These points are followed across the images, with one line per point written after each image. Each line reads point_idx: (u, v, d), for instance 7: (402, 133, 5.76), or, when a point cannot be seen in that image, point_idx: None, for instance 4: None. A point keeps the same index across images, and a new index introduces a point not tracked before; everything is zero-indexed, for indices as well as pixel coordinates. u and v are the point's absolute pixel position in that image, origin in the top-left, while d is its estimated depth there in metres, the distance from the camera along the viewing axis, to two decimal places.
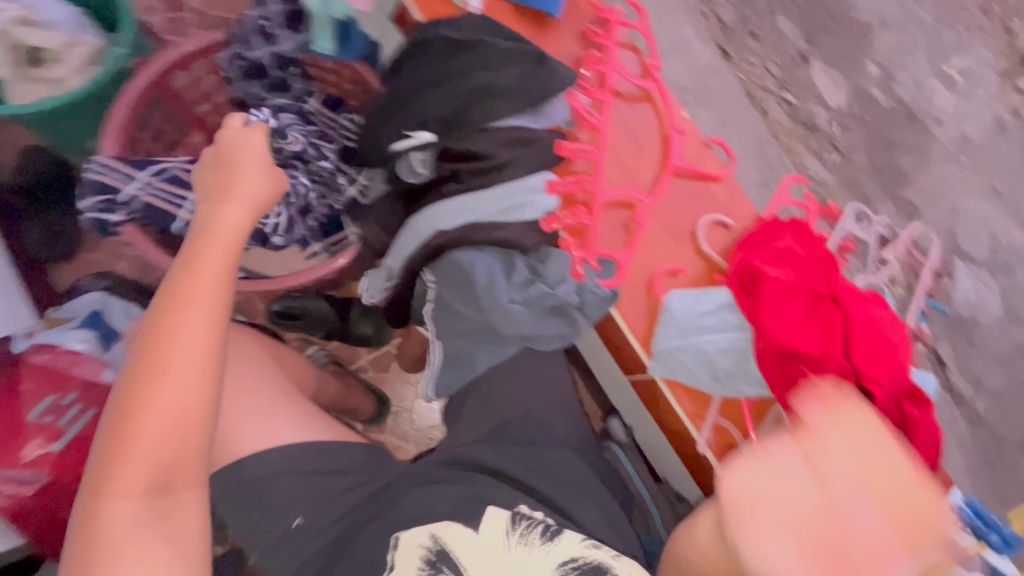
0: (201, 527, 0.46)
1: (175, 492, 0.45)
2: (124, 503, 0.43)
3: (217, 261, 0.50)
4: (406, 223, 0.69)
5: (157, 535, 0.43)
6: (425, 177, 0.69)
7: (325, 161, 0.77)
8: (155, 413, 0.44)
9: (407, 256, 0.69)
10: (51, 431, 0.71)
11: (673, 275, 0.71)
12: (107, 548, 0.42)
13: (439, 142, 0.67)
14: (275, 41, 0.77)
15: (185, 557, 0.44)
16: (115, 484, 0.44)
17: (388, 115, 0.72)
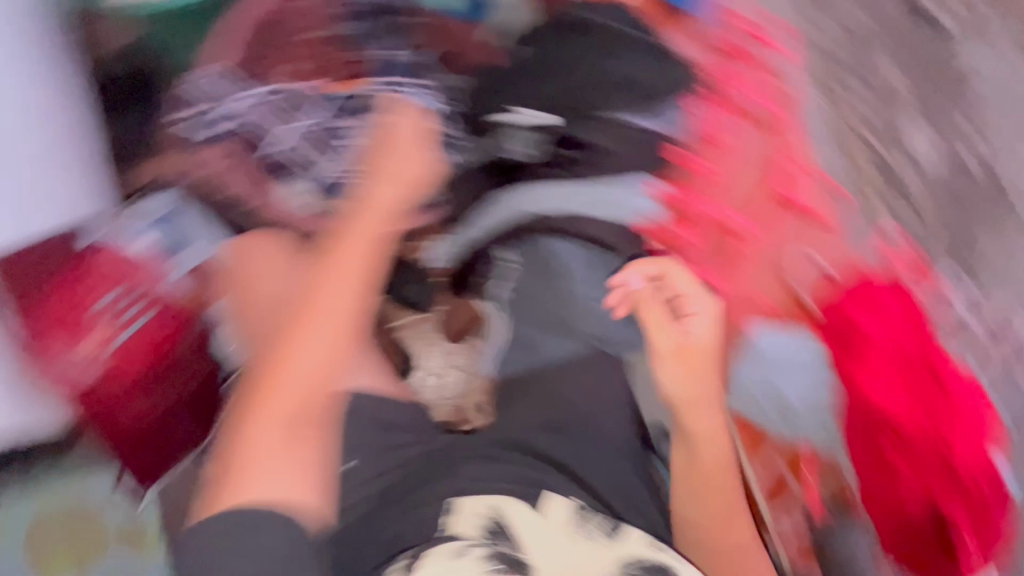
0: (317, 443, 0.65)
1: (301, 413, 0.64)
2: (271, 430, 0.62)
3: (365, 237, 0.71)
4: (502, 198, 0.75)
5: (292, 449, 0.62)
6: (531, 155, 0.75)
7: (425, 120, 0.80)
8: (304, 347, 0.65)
9: (493, 227, 0.75)
10: (124, 322, 0.82)
11: (757, 307, 0.67)
12: (251, 443, 0.61)
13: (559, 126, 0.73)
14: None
15: (302, 462, 0.63)
16: (265, 396, 0.63)
17: (504, 92, 0.77)
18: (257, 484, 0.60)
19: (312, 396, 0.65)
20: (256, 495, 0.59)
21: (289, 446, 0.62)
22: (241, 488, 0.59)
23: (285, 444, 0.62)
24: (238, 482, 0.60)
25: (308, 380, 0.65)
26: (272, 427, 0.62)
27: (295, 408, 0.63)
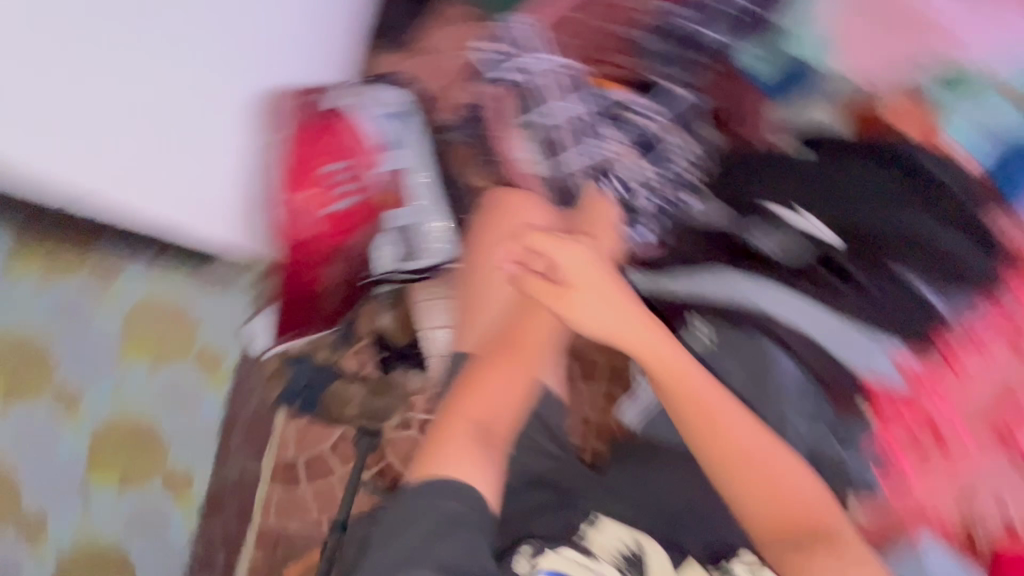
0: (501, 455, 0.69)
1: (491, 425, 0.71)
2: (463, 426, 0.69)
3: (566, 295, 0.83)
4: (746, 278, 0.86)
5: (476, 450, 0.67)
6: (802, 262, 0.85)
7: (676, 173, 0.91)
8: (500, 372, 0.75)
9: (724, 295, 0.86)
10: (333, 197, 0.95)
11: (936, 533, 0.84)
12: (444, 438, 0.68)
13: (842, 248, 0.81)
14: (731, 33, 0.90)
15: (490, 464, 0.67)
16: (463, 400, 0.72)
17: (783, 186, 0.85)
18: (445, 468, 0.64)
19: (506, 404, 0.73)
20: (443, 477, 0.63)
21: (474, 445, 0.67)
22: (431, 471, 0.64)
23: (473, 436, 0.68)
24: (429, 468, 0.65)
25: (499, 391, 0.73)
26: (463, 422, 0.69)
27: (484, 412, 0.71)
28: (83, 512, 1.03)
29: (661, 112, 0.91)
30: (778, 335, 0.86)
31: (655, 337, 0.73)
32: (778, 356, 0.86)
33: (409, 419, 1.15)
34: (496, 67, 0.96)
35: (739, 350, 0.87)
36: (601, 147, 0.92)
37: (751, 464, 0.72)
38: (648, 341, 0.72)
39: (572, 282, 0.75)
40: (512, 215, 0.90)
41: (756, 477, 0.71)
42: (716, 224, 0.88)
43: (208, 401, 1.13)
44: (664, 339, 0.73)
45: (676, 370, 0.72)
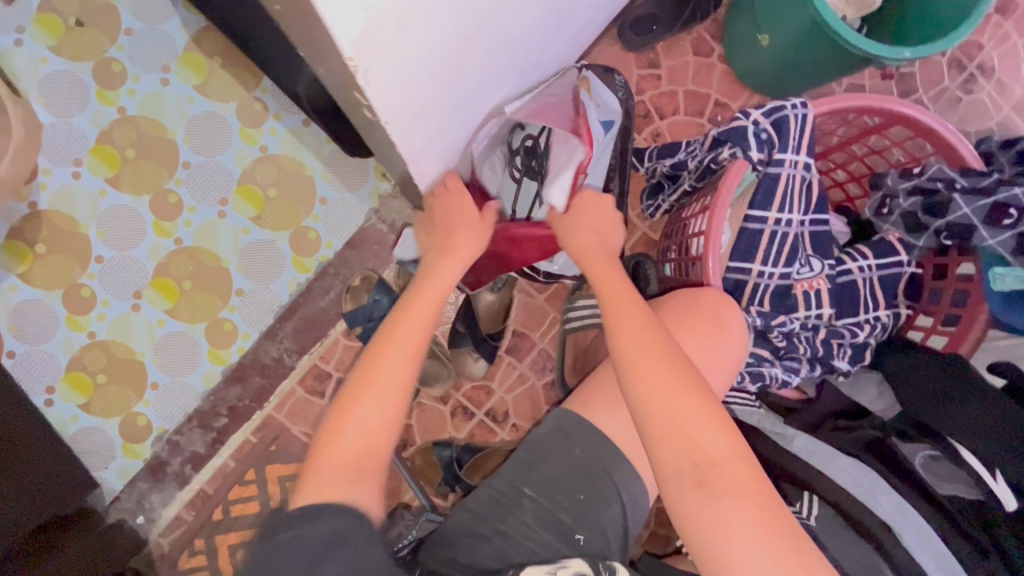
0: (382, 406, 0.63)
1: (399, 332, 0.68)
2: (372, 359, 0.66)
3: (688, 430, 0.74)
4: (869, 468, 0.72)
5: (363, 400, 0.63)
6: (950, 494, 0.68)
7: (862, 338, 0.83)
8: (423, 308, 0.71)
9: (832, 477, 0.72)
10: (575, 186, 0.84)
11: None
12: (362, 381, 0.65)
13: (1009, 506, 0.65)
14: (991, 221, 0.82)
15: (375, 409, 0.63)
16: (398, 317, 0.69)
17: (961, 406, 0.70)
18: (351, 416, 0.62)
19: (404, 389, 0.65)
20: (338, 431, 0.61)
21: (353, 466, 0.60)
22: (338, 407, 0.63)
23: (369, 441, 0.62)
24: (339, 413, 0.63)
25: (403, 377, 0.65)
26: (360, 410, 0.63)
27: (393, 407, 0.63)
28: (132, 311, 1.09)
29: (867, 255, 0.86)
30: (888, 555, 0.65)
31: (675, 372, 0.60)
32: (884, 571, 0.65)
33: (448, 395, 1.15)
34: (744, 122, 0.81)
35: (845, 550, 0.67)
36: (796, 268, 0.82)
37: (731, 484, 0.55)
38: (665, 393, 0.59)
39: (622, 320, 0.65)
40: (725, 324, 0.76)
41: (735, 516, 0.54)
42: (874, 413, 0.80)
43: (286, 277, 1.11)
44: (683, 382, 0.59)
45: (673, 407, 0.58)
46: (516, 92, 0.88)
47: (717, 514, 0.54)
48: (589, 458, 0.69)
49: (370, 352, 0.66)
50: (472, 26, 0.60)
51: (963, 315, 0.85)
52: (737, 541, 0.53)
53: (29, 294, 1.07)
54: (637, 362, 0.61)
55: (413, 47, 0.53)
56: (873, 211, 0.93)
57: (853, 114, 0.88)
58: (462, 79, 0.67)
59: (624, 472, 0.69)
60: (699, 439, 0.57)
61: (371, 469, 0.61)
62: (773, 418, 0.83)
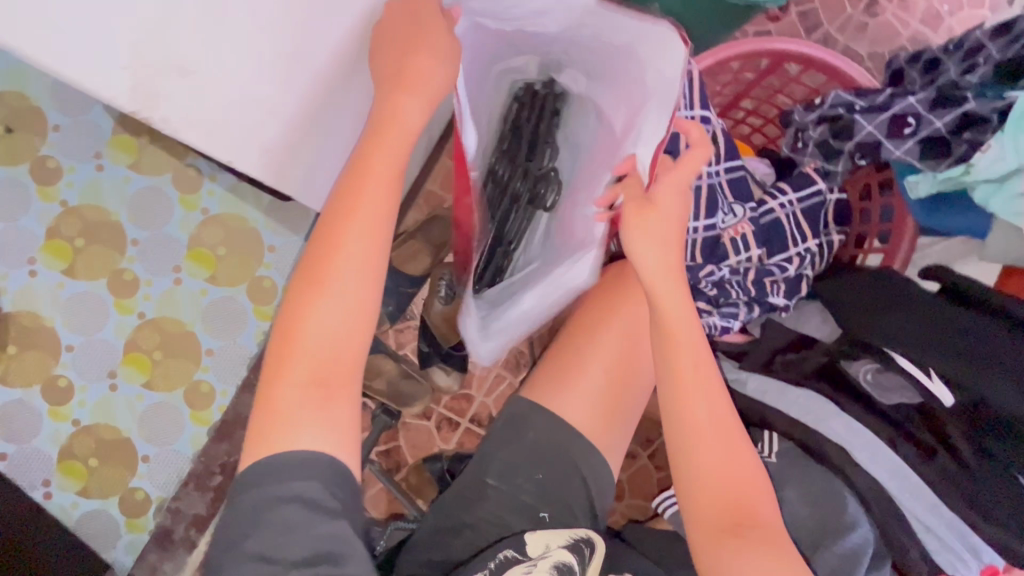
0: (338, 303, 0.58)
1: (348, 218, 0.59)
2: (326, 252, 0.58)
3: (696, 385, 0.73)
4: (815, 394, 0.74)
5: (320, 299, 0.58)
6: (893, 401, 0.71)
7: (797, 272, 0.85)
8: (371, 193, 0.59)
9: (782, 410, 0.75)
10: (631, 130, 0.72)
11: None
12: (315, 278, 0.58)
13: (946, 405, 0.66)
14: (892, 133, 0.83)
15: (337, 305, 0.58)
16: (353, 202, 0.59)
17: (895, 316, 0.72)
18: (307, 318, 0.58)
19: (374, 286, 0.60)
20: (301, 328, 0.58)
21: (320, 385, 0.58)
22: (296, 303, 0.58)
23: (343, 336, 0.59)
24: (297, 304, 0.58)
25: (365, 263, 0.58)
26: (324, 309, 0.58)
27: (358, 304, 0.59)
28: (110, 392, 1.12)
29: (786, 190, 0.89)
30: (853, 484, 0.69)
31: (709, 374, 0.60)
32: (844, 495, 0.68)
33: (430, 410, 1.18)
34: None
35: (804, 479, 0.71)
36: (720, 217, 0.85)
37: (735, 480, 0.58)
38: (702, 400, 0.60)
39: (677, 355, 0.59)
40: None
41: (737, 506, 0.57)
42: (819, 339, 0.81)
43: (251, 328, 1.14)
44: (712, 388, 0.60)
45: (704, 409, 0.60)
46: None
47: (720, 506, 0.58)
48: (543, 439, 0.70)
49: (327, 238, 0.59)
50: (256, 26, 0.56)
51: (892, 231, 0.89)
52: (739, 534, 0.56)
53: (10, 396, 1.10)
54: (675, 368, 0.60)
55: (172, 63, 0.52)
56: (790, 148, 0.96)
57: (745, 60, 0.92)
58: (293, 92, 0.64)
59: (589, 464, 0.70)
60: (719, 439, 0.59)
61: (333, 385, 0.58)
62: (727, 365, 0.84)
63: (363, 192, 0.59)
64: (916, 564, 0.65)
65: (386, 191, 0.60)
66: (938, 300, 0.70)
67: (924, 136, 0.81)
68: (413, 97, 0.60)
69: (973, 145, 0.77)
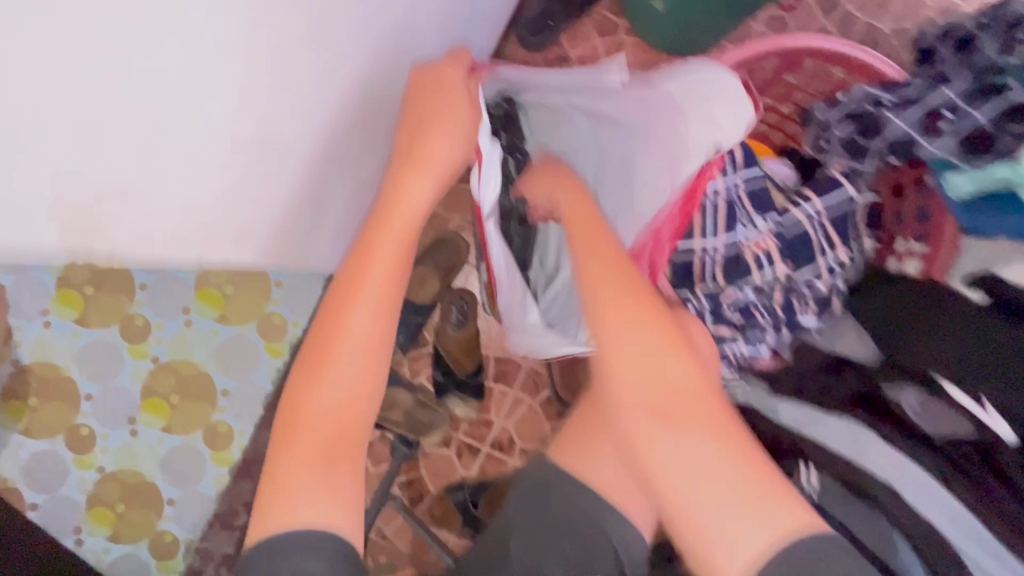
0: (349, 377, 0.55)
1: (357, 288, 0.57)
2: (332, 325, 0.56)
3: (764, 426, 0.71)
4: (853, 425, 0.69)
5: (328, 371, 0.55)
6: (944, 432, 0.65)
7: (827, 288, 0.79)
8: (378, 263, 0.58)
9: (822, 444, 0.69)
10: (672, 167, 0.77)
11: None
12: (320, 355, 0.55)
13: (1005, 441, 0.62)
14: (927, 130, 0.76)
15: (344, 383, 0.54)
16: (361, 273, 0.57)
17: (941, 334, 0.67)
18: (316, 396, 0.54)
19: (377, 354, 0.56)
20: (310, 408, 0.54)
21: (327, 456, 0.53)
22: (301, 381, 0.55)
23: (353, 407, 0.55)
24: (304, 381, 0.55)
25: (375, 336, 0.56)
26: (333, 381, 0.54)
27: (373, 376, 0.56)
28: (132, 438, 1.12)
29: (811, 198, 0.82)
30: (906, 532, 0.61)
31: (653, 329, 0.50)
32: (899, 540, 0.61)
33: (450, 437, 1.15)
34: None
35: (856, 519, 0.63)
36: (740, 232, 0.79)
37: (699, 436, 0.46)
38: (647, 360, 0.50)
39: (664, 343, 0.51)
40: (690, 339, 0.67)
41: (712, 462, 0.46)
42: (854, 360, 0.75)
43: (264, 366, 1.15)
44: (659, 338, 0.50)
45: (650, 369, 0.49)
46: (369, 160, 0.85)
47: (690, 475, 0.46)
48: (565, 508, 0.64)
49: (332, 309, 0.56)
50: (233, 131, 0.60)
51: (929, 232, 0.81)
52: (721, 503, 0.45)
53: (35, 447, 1.09)
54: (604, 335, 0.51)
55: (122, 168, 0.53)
56: (813, 148, 0.90)
57: (755, 62, 0.86)
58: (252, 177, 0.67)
59: (617, 524, 0.62)
60: (674, 394, 0.49)
61: (342, 455, 0.54)
62: (756, 388, 0.79)
63: (370, 267, 0.57)
64: None
65: (400, 264, 0.59)
66: (991, 317, 0.65)
67: (964, 132, 0.74)
68: (422, 174, 0.62)
69: (1019, 139, 0.71)
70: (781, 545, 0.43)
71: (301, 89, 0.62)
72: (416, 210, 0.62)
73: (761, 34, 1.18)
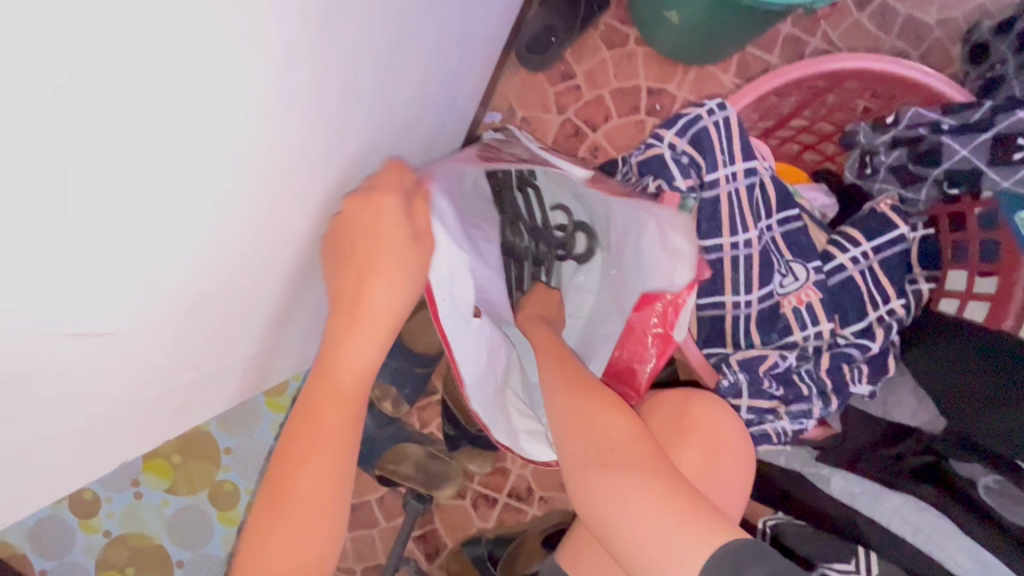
0: (301, 517, 0.52)
1: (312, 422, 0.52)
2: (287, 461, 0.53)
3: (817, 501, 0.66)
4: (920, 514, 0.59)
5: (283, 507, 0.52)
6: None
7: (884, 346, 0.68)
8: (329, 404, 0.52)
9: (881, 534, 0.60)
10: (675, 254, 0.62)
11: None
12: (277, 495, 0.52)
13: None
14: (995, 160, 0.66)
15: (298, 522, 0.52)
16: (314, 406, 0.52)
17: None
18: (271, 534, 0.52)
19: (334, 490, 0.53)
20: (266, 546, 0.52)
21: None
22: (260, 515, 0.53)
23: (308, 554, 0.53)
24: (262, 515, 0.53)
25: (329, 490, 0.53)
26: (287, 530, 0.52)
27: (325, 527, 0.53)
28: (135, 500, 1.08)
29: (858, 240, 0.72)
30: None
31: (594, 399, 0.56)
32: None
33: (464, 488, 1.09)
34: (651, 141, 0.67)
35: None
36: (776, 283, 0.70)
37: (633, 479, 0.50)
38: (589, 422, 0.55)
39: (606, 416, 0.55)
40: (715, 449, 0.59)
41: (644, 497, 0.48)
42: (916, 429, 0.66)
43: (265, 421, 1.07)
44: (600, 404, 0.56)
45: (591, 430, 0.54)
46: None
47: (629, 511, 0.48)
48: None
49: (288, 440, 0.53)
50: (251, 287, 0.48)
51: (1000, 272, 0.70)
52: (659, 527, 0.47)
53: (40, 513, 1.06)
54: (555, 409, 0.58)
55: (101, 372, 0.38)
56: (856, 174, 0.80)
57: (788, 91, 0.76)
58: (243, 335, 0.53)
59: None
60: (612, 449, 0.53)
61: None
62: (800, 457, 0.71)
63: (323, 403, 0.52)
64: None
65: (348, 422, 0.53)
66: None
67: None
68: (362, 333, 0.50)
69: None
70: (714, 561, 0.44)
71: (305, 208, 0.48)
72: (357, 370, 0.51)
73: (790, 33, 1.06)
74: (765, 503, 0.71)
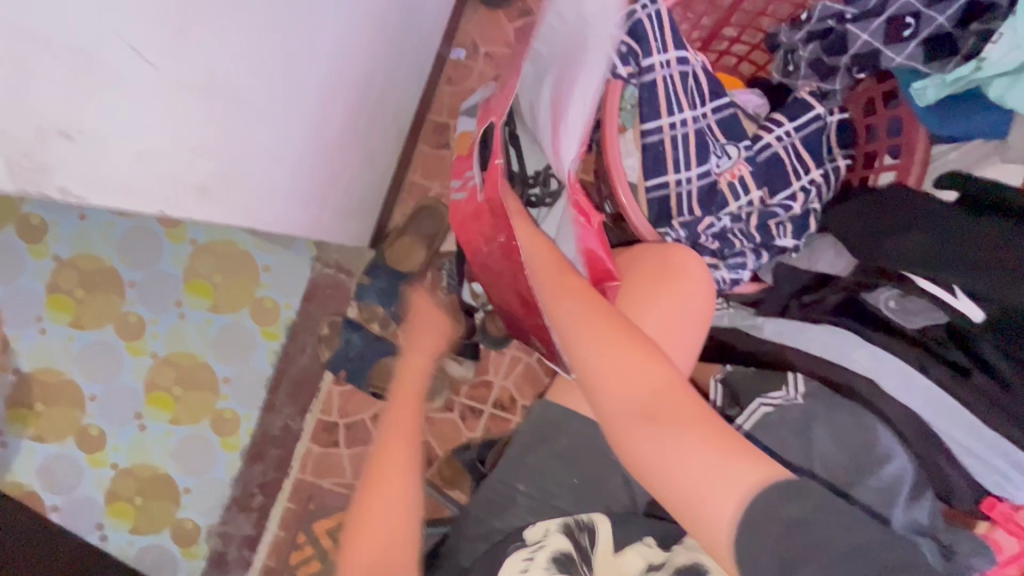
0: (396, 489, 0.67)
1: (394, 411, 0.73)
2: (385, 450, 0.69)
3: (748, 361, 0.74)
4: (833, 327, 0.69)
5: (382, 481, 0.67)
6: (916, 325, 0.66)
7: (806, 208, 0.81)
8: (402, 405, 0.73)
9: (805, 354, 0.69)
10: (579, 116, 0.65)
11: None
12: (378, 474, 0.68)
13: (979, 323, 0.62)
14: (892, 40, 0.76)
15: (405, 491, 0.67)
16: (399, 400, 0.74)
17: (898, 234, 0.69)
18: (377, 504, 0.66)
19: (413, 465, 0.69)
20: (379, 508, 0.65)
21: (390, 547, 0.63)
22: (365, 497, 0.67)
23: (399, 521, 0.65)
24: (368, 492, 0.67)
25: (403, 460, 0.69)
26: (388, 491, 0.66)
27: (407, 493, 0.67)
28: (140, 432, 1.13)
29: (781, 121, 0.82)
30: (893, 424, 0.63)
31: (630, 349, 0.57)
32: (875, 426, 0.62)
33: (452, 401, 1.18)
34: None
35: (832, 417, 0.64)
36: (713, 162, 0.80)
37: (672, 433, 0.51)
38: (617, 370, 0.56)
39: (631, 358, 0.57)
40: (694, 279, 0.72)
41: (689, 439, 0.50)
42: (834, 276, 0.75)
43: (261, 350, 1.15)
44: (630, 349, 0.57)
45: (630, 383, 0.55)
46: (377, 129, 0.81)
47: (678, 464, 0.50)
48: (578, 444, 0.70)
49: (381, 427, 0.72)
50: (258, 110, 0.54)
51: (903, 142, 0.79)
52: (703, 471, 0.49)
53: (47, 451, 1.10)
54: (590, 355, 0.58)
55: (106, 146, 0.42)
56: (781, 73, 0.89)
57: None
58: (258, 158, 0.57)
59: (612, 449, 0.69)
60: (652, 400, 0.54)
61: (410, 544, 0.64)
62: (739, 311, 0.80)
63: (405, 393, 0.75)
64: (960, 489, 0.61)
65: (417, 401, 0.74)
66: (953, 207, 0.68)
67: (926, 37, 0.74)
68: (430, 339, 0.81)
69: (981, 37, 0.72)
70: (756, 496, 0.47)
71: (272, 77, 0.53)
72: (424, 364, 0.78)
73: None
74: (710, 359, 0.81)
